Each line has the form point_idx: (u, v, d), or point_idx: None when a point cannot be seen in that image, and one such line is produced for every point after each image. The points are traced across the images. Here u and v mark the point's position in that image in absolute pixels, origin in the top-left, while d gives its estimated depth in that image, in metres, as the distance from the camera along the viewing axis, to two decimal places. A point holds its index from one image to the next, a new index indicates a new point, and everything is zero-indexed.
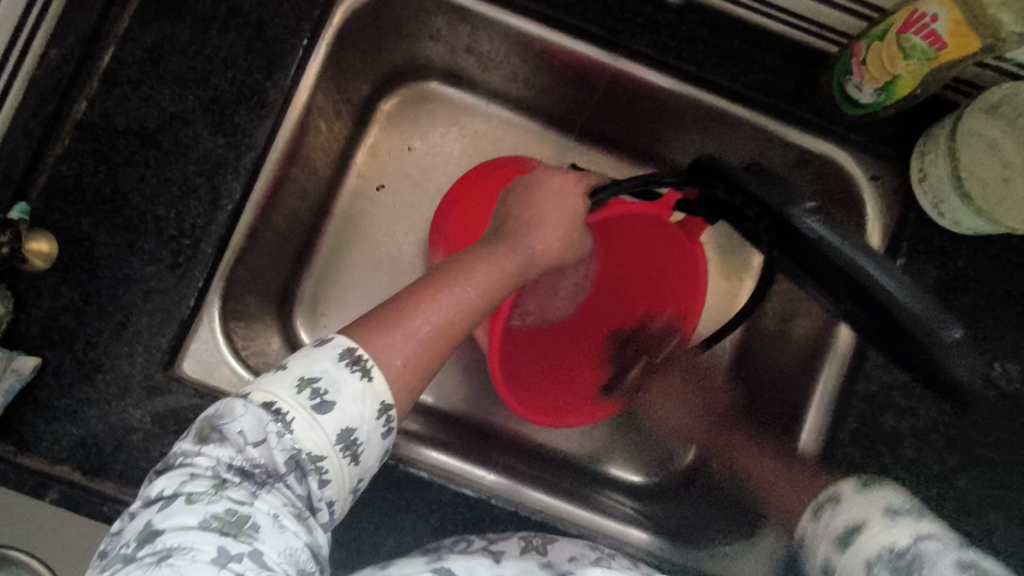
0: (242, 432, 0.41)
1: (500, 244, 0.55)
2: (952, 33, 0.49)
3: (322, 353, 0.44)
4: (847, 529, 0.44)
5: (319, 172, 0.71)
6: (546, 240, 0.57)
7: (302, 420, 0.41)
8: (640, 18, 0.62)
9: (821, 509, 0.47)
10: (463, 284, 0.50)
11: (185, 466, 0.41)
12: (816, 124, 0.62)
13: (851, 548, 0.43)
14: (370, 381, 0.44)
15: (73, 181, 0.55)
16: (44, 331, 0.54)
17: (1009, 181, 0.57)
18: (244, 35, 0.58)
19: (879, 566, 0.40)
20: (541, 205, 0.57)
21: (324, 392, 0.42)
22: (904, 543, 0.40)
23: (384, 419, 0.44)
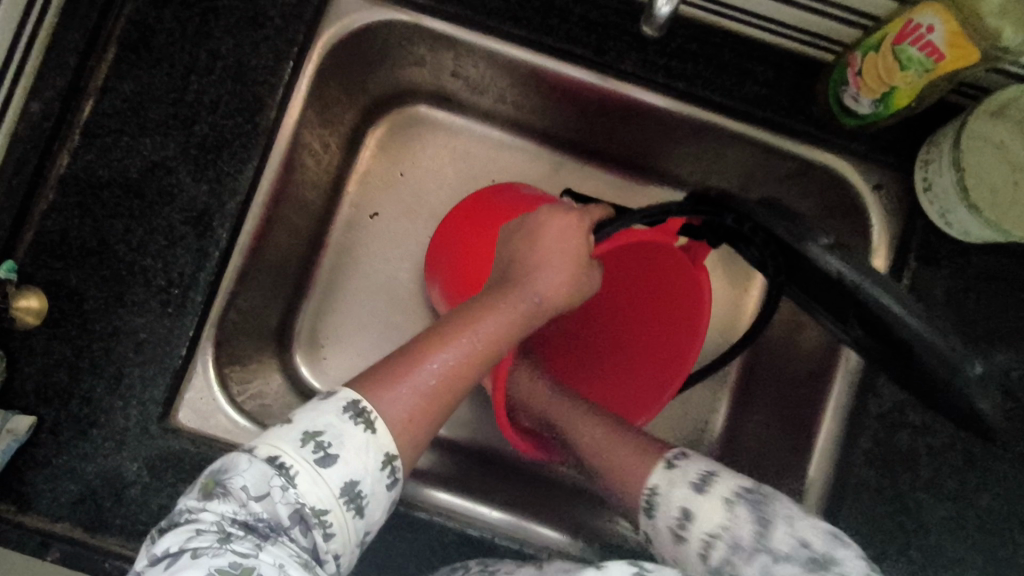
0: (246, 486, 0.38)
1: (506, 288, 0.53)
2: (950, 44, 0.47)
3: (327, 404, 0.42)
4: (699, 477, 0.47)
5: (310, 206, 0.71)
6: (553, 284, 0.53)
7: (307, 473, 0.39)
8: (627, 36, 0.60)
9: (667, 464, 0.49)
10: (469, 335, 0.49)
11: (190, 522, 0.38)
12: (815, 136, 0.60)
13: (709, 491, 0.46)
14: (374, 432, 0.42)
15: (59, 237, 0.55)
16: (38, 388, 0.54)
17: (1019, 184, 0.54)
18: (223, 78, 0.58)
19: (736, 504, 0.45)
20: (543, 247, 0.53)
21: (328, 445, 0.40)
22: (752, 485, 0.46)
23: (388, 470, 0.42)
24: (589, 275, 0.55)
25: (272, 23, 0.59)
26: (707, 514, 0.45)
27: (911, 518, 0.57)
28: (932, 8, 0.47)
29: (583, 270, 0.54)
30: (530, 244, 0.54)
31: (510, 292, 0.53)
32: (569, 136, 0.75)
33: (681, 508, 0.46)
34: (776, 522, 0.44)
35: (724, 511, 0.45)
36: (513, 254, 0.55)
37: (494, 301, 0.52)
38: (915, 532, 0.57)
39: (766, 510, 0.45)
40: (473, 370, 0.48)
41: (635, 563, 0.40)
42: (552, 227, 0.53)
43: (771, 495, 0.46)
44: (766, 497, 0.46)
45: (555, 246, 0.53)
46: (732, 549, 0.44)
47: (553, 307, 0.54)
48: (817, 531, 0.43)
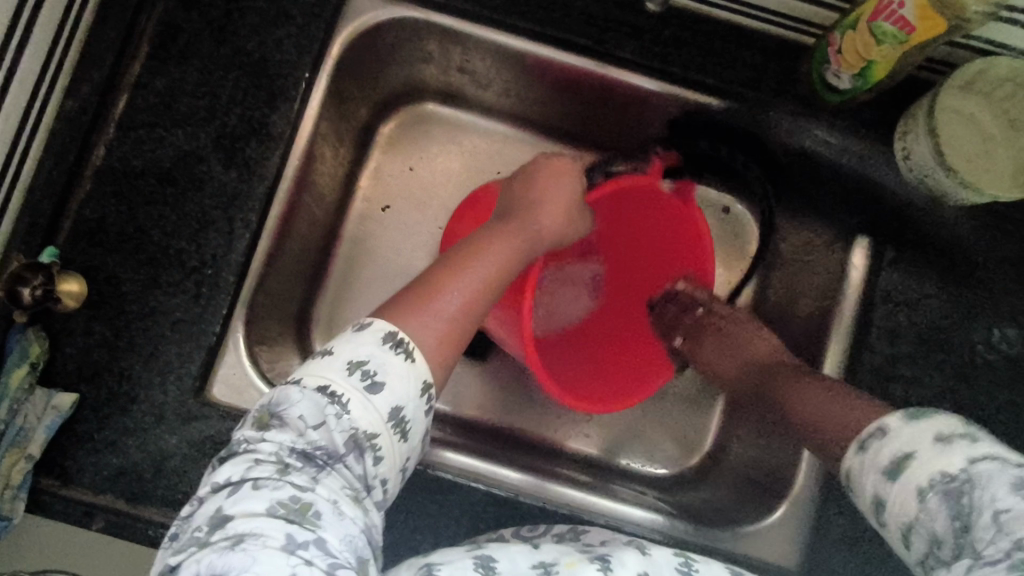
0: (302, 416, 0.42)
1: (510, 224, 0.59)
2: (919, 17, 0.52)
3: (366, 337, 0.45)
4: (892, 460, 0.39)
5: (326, 199, 0.74)
6: (553, 213, 0.60)
7: (357, 400, 0.42)
8: (625, 26, 0.65)
9: (862, 444, 0.42)
10: (478, 265, 0.54)
11: (249, 452, 0.41)
12: (802, 114, 0.64)
13: (899, 478, 0.38)
14: (414, 362, 0.45)
15: (96, 224, 0.58)
16: (79, 367, 0.56)
17: (990, 152, 0.59)
18: (248, 73, 0.62)
19: (932, 493, 0.36)
20: (537, 187, 0.61)
21: (373, 373, 0.44)
22: (955, 468, 0.36)
23: (426, 397, 0.46)
24: (580, 212, 0.62)
25: (294, 22, 0.63)
26: (896, 502, 0.38)
27: None
28: None
29: (575, 209, 0.62)
30: (525, 193, 0.61)
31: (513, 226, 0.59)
32: (569, 127, 0.79)
33: (872, 493, 0.40)
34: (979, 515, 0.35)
35: (919, 505, 0.37)
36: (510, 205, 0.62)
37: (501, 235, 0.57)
38: None
39: (968, 500, 0.35)
40: (490, 295, 0.53)
41: (680, 554, 0.42)
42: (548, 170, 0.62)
43: (985, 479, 0.35)
44: (972, 482, 0.35)
45: (551, 187, 0.61)
46: (934, 545, 0.36)
47: (554, 232, 0.61)
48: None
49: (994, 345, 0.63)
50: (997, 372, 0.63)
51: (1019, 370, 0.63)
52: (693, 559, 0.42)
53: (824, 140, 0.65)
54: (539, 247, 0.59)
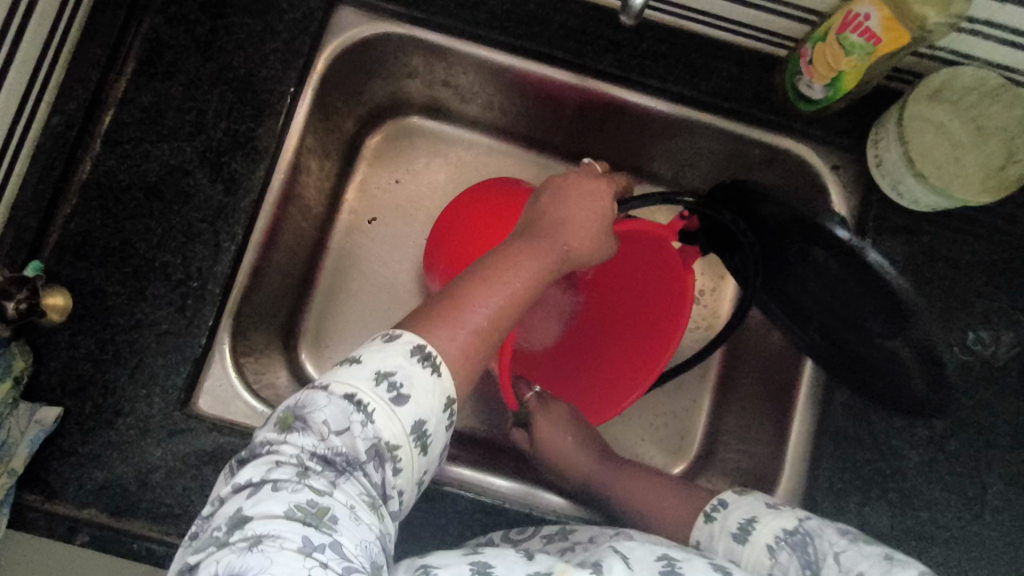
0: (327, 421, 0.42)
1: (540, 235, 0.56)
2: (885, 29, 0.53)
3: (395, 347, 0.45)
4: (739, 528, 0.48)
5: (313, 211, 0.75)
6: (579, 236, 0.57)
7: (383, 411, 0.42)
8: (603, 40, 0.66)
9: (708, 517, 0.51)
10: (511, 275, 0.52)
11: (271, 454, 0.41)
12: (775, 123, 0.66)
13: (749, 539, 0.46)
14: (440, 376, 0.45)
15: (82, 238, 0.59)
16: (64, 381, 0.56)
17: (959, 160, 0.62)
18: (233, 88, 0.62)
19: (779, 548, 0.45)
20: (569, 206, 0.58)
21: (401, 385, 0.43)
22: (792, 525, 0.46)
23: (448, 412, 0.46)
24: (607, 235, 0.59)
25: (279, 37, 0.64)
26: (751, 562, 0.46)
27: (889, 466, 0.62)
28: None
29: (603, 234, 0.59)
30: (555, 204, 0.59)
31: (543, 238, 0.56)
32: (553, 140, 0.80)
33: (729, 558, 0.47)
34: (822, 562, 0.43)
35: (767, 557, 0.45)
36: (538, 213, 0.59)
37: (531, 245, 0.55)
38: (893, 477, 0.62)
39: (812, 549, 0.44)
40: (515, 308, 0.51)
41: (662, 553, 0.43)
42: (581, 190, 0.59)
43: (817, 532, 0.45)
44: (810, 535, 0.45)
45: (586, 208, 0.58)
46: None
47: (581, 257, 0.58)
48: (867, 558, 0.41)
49: (968, 347, 0.64)
50: (973, 372, 0.64)
51: (994, 370, 0.64)
52: (677, 559, 0.42)
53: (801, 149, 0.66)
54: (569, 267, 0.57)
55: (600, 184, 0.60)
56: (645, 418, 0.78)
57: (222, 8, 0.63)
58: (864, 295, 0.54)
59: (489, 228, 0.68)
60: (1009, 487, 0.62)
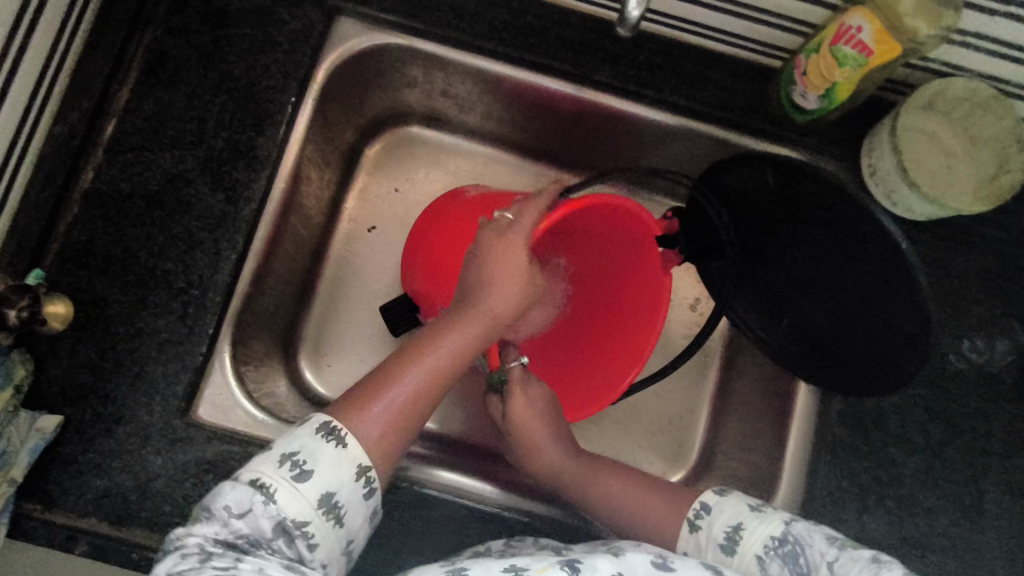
0: (229, 506, 0.44)
1: (462, 307, 0.57)
2: (877, 41, 0.54)
3: (302, 429, 0.48)
4: (728, 536, 0.50)
5: (313, 219, 0.75)
6: (505, 297, 0.58)
7: (285, 489, 0.44)
8: (600, 52, 0.67)
9: (693, 523, 0.54)
10: (433, 352, 0.54)
11: (178, 547, 0.43)
12: (770, 133, 0.67)
13: (738, 549, 0.49)
14: (346, 448, 0.47)
15: (84, 246, 0.59)
16: (64, 390, 0.56)
17: (952, 168, 0.63)
18: (235, 98, 0.63)
19: (767, 556, 0.48)
20: (491, 265, 0.57)
21: (303, 462, 0.46)
22: (779, 532, 0.48)
23: (363, 480, 0.48)
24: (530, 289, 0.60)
25: (280, 48, 0.64)
26: (743, 569, 0.48)
27: (886, 473, 0.63)
28: (860, 12, 0.54)
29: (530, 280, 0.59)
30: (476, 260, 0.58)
31: (463, 312, 0.57)
32: (550, 149, 0.81)
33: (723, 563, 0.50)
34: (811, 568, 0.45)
35: (756, 564, 0.48)
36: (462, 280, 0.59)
37: (452, 320, 0.57)
38: (890, 484, 0.62)
39: (801, 557, 0.46)
40: (439, 382, 0.54)
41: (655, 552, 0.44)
42: (501, 243, 0.57)
43: (804, 536, 0.47)
44: (798, 541, 0.47)
45: (512, 263, 0.57)
46: None
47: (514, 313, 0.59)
48: (858, 562, 0.43)
49: (962, 353, 0.65)
50: (968, 379, 0.65)
51: (989, 377, 0.65)
52: (669, 556, 0.43)
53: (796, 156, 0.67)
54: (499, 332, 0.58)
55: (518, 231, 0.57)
56: (643, 424, 0.78)
57: (223, 19, 0.64)
58: (866, 269, 0.56)
59: (453, 235, 0.68)
60: (1005, 494, 0.63)
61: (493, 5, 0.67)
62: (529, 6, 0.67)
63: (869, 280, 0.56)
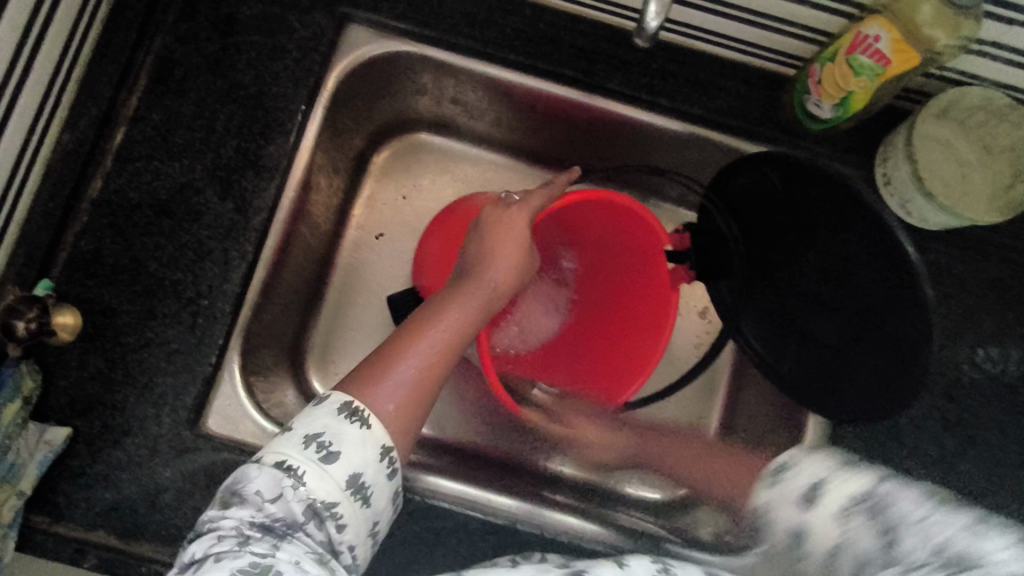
0: (259, 492, 0.43)
1: (464, 281, 0.59)
2: (894, 50, 0.54)
3: (323, 410, 0.46)
4: (808, 490, 0.38)
5: (322, 227, 0.75)
6: (503, 271, 0.61)
7: (313, 471, 0.43)
8: (612, 59, 0.67)
9: (772, 477, 0.40)
10: (438, 324, 0.55)
11: (211, 530, 0.42)
12: (783, 141, 0.66)
13: (819, 507, 0.37)
14: (370, 429, 0.46)
15: (92, 255, 0.58)
16: (73, 401, 0.56)
17: (966, 176, 0.63)
18: (245, 106, 0.63)
19: (851, 515, 0.36)
20: (492, 244, 0.61)
21: (329, 444, 0.44)
22: (862, 491, 0.37)
23: (387, 461, 0.47)
24: (526, 264, 0.64)
25: (290, 56, 0.64)
26: (821, 533, 0.36)
27: None
28: (878, 22, 0.54)
29: (527, 256, 0.63)
30: (478, 243, 0.62)
31: (467, 285, 0.59)
32: (560, 155, 0.81)
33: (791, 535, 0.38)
34: (885, 528, 0.35)
35: (838, 527, 0.36)
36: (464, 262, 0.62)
37: (454, 296, 0.58)
38: None
39: (885, 515, 0.35)
40: (450, 351, 0.54)
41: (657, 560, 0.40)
42: (502, 223, 0.62)
43: (890, 493, 0.36)
44: (884, 497, 0.36)
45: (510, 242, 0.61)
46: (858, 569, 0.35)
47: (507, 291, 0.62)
48: (950, 525, 0.34)
49: (977, 363, 0.64)
50: (983, 390, 0.64)
51: (1004, 389, 0.64)
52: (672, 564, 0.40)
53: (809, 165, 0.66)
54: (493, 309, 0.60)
55: (515, 210, 0.62)
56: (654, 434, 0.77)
57: (233, 26, 0.63)
58: (875, 272, 0.55)
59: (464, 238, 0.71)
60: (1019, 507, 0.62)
61: (505, 11, 0.66)
62: (540, 12, 0.67)
63: (879, 293, 0.55)
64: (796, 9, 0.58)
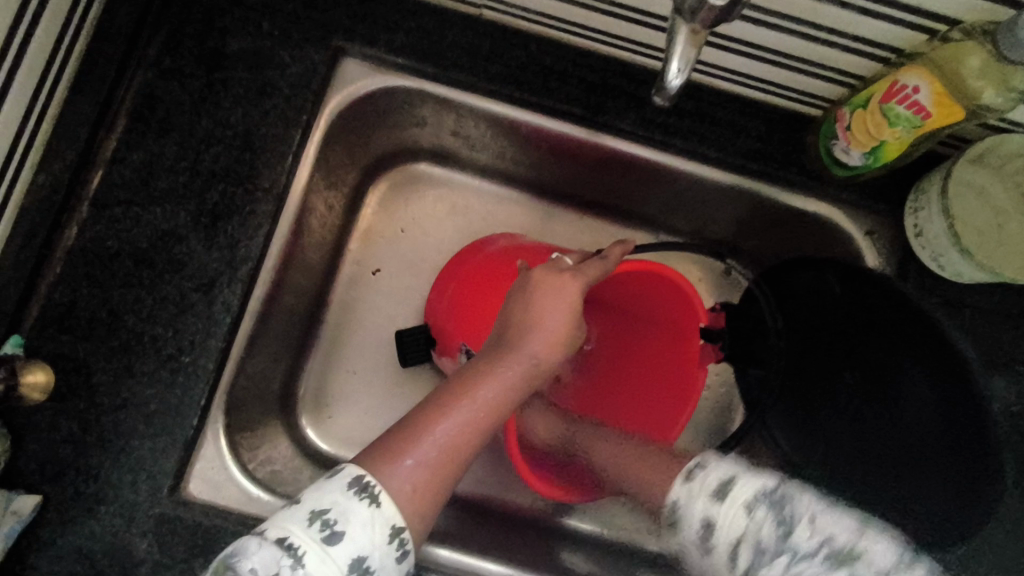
0: (255, 570, 0.39)
1: (503, 347, 0.53)
2: (936, 103, 0.50)
3: (333, 481, 0.43)
4: (721, 483, 0.45)
5: (315, 266, 0.71)
6: (548, 343, 0.54)
7: (314, 554, 0.39)
8: (624, 96, 0.63)
9: (686, 474, 0.47)
10: (468, 402, 0.49)
11: None
12: (807, 186, 0.62)
13: (731, 499, 0.44)
14: (379, 506, 0.42)
15: (66, 308, 0.55)
16: (44, 465, 0.52)
17: (1004, 227, 0.57)
18: (232, 146, 0.59)
19: (758, 507, 0.43)
20: (542, 309, 0.54)
21: (334, 522, 0.40)
22: (773, 485, 0.44)
23: (396, 543, 0.42)
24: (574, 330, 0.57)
25: (280, 92, 0.60)
26: (728, 524, 0.43)
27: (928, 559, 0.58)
28: (917, 72, 0.50)
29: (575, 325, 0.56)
30: (521, 305, 0.55)
31: (505, 353, 0.53)
32: (567, 189, 0.77)
33: (702, 520, 0.44)
34: (796, 521, 0.42)
35: (745, 518, 0.43)
36: (504, 318, 0.55)
37: (490, 362, 0.52)
38: None
39: (790, 508, 0.43)
40: (480, 431, 0.49)
41: None
42: (555, 288, 0.55)
43: (795, 494, 0.44)
44: (790, 496, 0.44)
45: (554, 305, 0.54)
46: (759, 554, 0.42)
47: (551, 363, 0.54)
48: (838, 524, 0.43)
49: (1019, 426, 0.59)
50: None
51: None
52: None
53: (837, 214, 0.62)
54: (536, 381, 0.54)
55: (569, 279, 0.55)
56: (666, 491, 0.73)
57: (221, 61, 0.59)
58: (921, 385, 0.62)
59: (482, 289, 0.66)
60: None
61: (511, 46, 0.63)
62: (548, 47, 0.63)
63: (929, 410, 0.61)
64: (826, 51, 0.54)
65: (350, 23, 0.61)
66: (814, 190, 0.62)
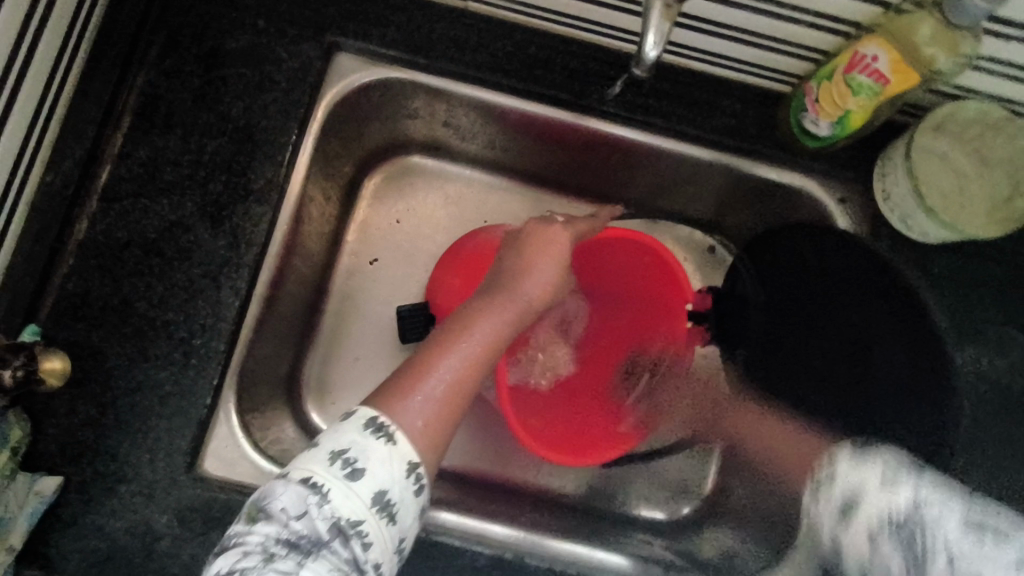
0: (285, 508, 0.41)
1: (499, 293, 0.57)
2: (894, 70, 0.54)
3: (350, 424, 0.45)
4: None
5: (315, 256, 0.73)
6: (540, 284, 0.59)
7: (338, 488, 0.41)
8: (605, 80, 0.66)
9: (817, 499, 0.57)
10: (468, 338, 0.53)
11: (239, 544, 0.41)
12: (781, 158, 0.65)
13: None
14: (395, 444, 0.44)
15: (80, 298, 0.57)
16: (63, 448, 0.54)
17: (964, 189, 0.61)
18: (234, 139, 0.61)
19: None
20: (531, 258, 0.60)
21: (354, 460, 0.42)
22: (901, 514, 0.46)
23: (413, 477, 0.45)
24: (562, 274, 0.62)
25: (278, 86, 0.63)
26: None
27: None
28: (876, 41, 0.54)
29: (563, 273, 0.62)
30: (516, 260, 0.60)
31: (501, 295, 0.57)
32: (554, 176, 0.80)
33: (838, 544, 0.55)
34: None
35: None
36: (500, 272, 0.60)
37: (488, 304, 0.56)
38: None
39: None
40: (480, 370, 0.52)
41: None
42: (541, 238, 0.61)
43: None
44: None
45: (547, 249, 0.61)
46: None
47: (538, 307, 0.59)
48: None
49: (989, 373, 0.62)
50: (989, 404, 0.61)
51: None
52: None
53: (805, 185, 0.66)
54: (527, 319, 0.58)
55: (556, 229, 0.62)
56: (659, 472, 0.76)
57: (218, 59, 0.62)
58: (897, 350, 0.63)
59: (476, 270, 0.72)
60: None
61: (497, 36, 0.66)
62: (531, 36, 0.66)
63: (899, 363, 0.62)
64: (791, 28, 0.58)
65: (342, 19, 0.64)
66: (787, 164, 0.66)
